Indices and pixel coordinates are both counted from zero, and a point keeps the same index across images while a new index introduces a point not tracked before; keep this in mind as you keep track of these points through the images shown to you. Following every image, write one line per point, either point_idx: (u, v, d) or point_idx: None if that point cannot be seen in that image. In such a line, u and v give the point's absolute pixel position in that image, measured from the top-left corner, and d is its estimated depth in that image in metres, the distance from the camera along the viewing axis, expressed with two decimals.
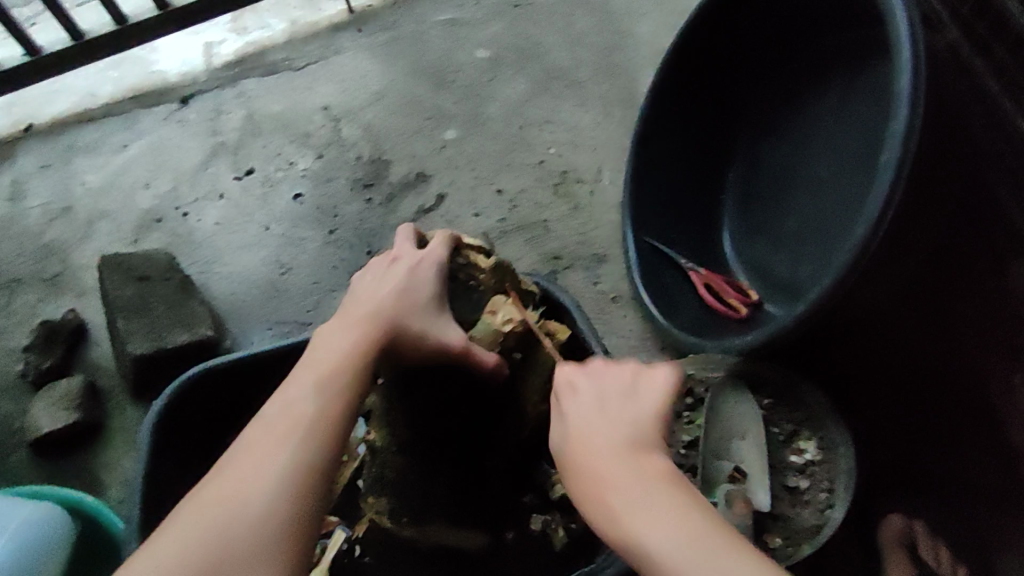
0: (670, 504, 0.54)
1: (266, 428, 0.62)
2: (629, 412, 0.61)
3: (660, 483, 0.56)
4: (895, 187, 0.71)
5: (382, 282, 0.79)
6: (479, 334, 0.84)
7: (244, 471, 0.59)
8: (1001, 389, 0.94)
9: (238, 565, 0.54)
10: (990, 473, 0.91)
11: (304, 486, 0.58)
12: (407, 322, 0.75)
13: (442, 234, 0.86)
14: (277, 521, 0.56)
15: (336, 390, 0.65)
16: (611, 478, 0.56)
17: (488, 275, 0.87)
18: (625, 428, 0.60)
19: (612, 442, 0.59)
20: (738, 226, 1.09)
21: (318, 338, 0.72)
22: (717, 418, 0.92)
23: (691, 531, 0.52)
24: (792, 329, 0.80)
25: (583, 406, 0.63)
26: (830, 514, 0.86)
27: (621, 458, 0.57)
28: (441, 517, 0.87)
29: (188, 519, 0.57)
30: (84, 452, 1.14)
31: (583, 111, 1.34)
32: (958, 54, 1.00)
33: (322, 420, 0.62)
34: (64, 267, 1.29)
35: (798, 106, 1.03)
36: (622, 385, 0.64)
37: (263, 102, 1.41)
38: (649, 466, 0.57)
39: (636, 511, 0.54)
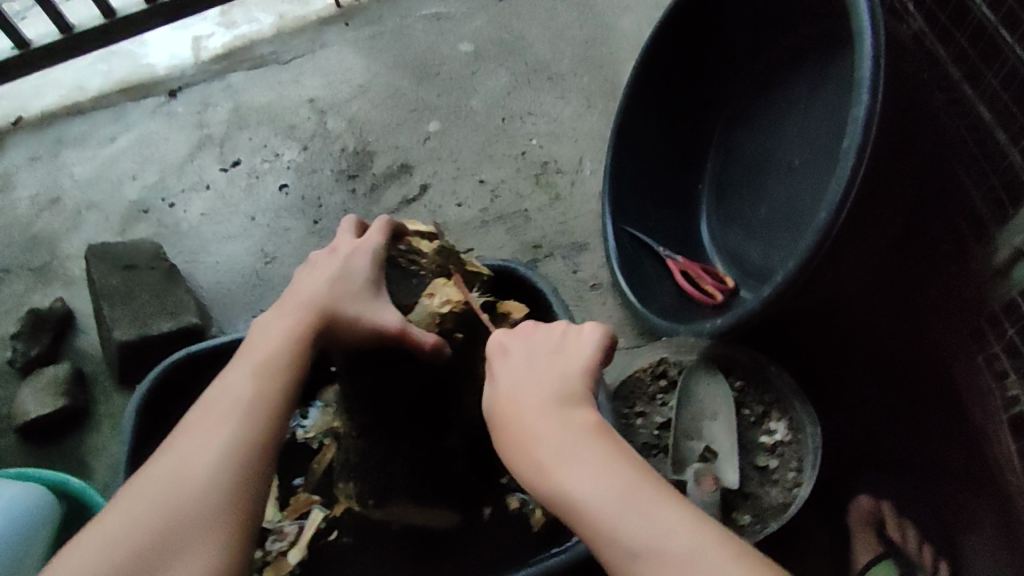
0: (615, 467, 0.57)
1: (207, 409, 0.64)
2: (559, 369, 0.66)
3: (594, 439, 0.59)
4: (857, 169, 0.73)
5: (317, 273, 0.79)
6: (417, 318, 0.83)
7: (185, 449, 0.61)
8: (964, 370, 0.94)
9: (179, 537, 0.57)
10: (950, 453, 0.93)
11: (241, 459, 0.61)
12: (340, 308, 0.75)
13: (380, 222, 0.85)
14: (214, 496, 0.59)
15: (274, 376, 0.67)
16: (546, 437, 0.60)
17: (431, 258, 0.87)
18: (557, 382, 0.65)
19: (541, 395, 0.64)
20: (715, 214, 1.11)
21: (254, 332, 0.73)
22: (687, 398, 0.94)
23: (636, 492, 0.55)
24: (758, 312, 0.82)
25: (514, 363, 0.67)
26: (796, 493, 0.87)
27: (553, 410, 0.62)
28: (403, 497, 0.87)
29: (130, 499, 0.59)
30: (71, 438, 1.15)
31: (565, 103, 1.36)
32: (924, 42, 1.00)
33: (260, 401, 0.65)
34: (52, 257, 1.30)
35: (772, 98, 1.05)
36: (553, 350, 0.68)
37: (249, 94, 1.42)
38: (579, 420, 0.61)
39: (579, 475, 0.57)
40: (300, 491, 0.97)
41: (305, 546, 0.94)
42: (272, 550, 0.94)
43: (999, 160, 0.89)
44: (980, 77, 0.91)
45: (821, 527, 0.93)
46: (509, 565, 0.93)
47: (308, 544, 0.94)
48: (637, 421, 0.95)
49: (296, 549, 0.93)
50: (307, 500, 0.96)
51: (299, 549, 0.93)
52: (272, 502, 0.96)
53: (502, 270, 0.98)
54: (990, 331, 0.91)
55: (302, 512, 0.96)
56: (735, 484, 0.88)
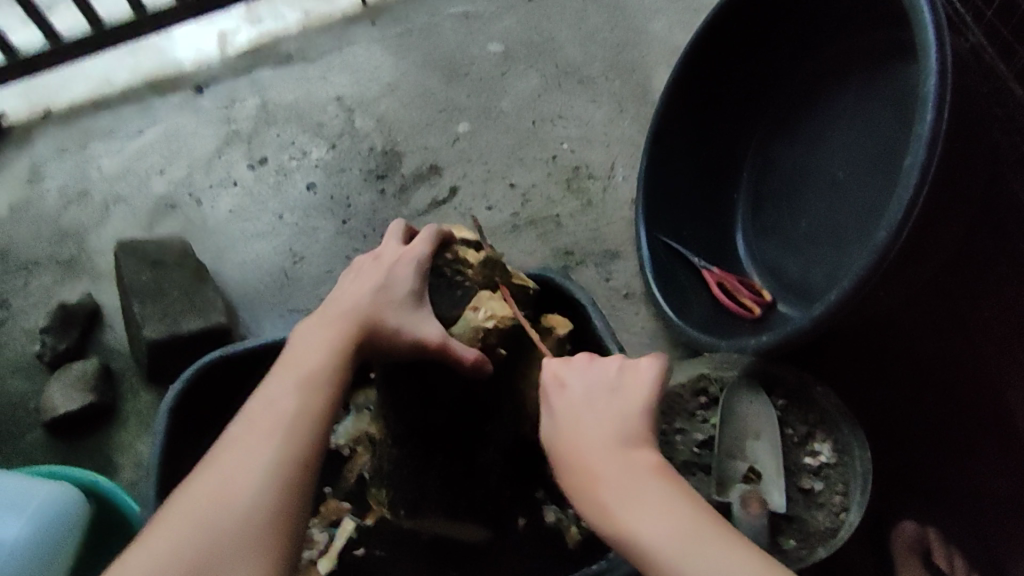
0: (680, 515, 0.55)
1: (249, 425, 0.63)
2: (615, 407, 0.63)
3: (655, 484, 0.57)
4: (916, 197, 0.71)
5: (360, 279, 0.78)
6: (459, 331, 0.80)
7: (223, 469, 0.60)
8: (1018, 397, 0.94)
9: (222, 561, 0.55)
10: (1002, 479, 0.92)
11: (282, 481, 0.59)
12: (382, 317, 0.74)
13: (425, 231, 0.82)
14: (256, 519, 0.57)
15: (315, 391, 0.66)
16: (610, 485, 0.58)
17: (478, 268, 0.84)
18: (615, 417, 0.62)
19: (602, 436, 0.61)
20: (750, 226, 1.09)
21: (293, 341, 0.72)
22: (729, 415, 0.92)
23: (694, 531, 0.54)
24: (807, 330, 0.80)
25: (572, 400, 0.65)
26: (846, 517, 0.86)
27: (615, 455, 0.60)
28: (438, 510, 0.86)
29: (172, 514, 0.58)
30: (99, 434, 1.15)
31: (595, 106, 1.34)
32: (983, 55, 0.96)
33: (300, 416, 0.63)
34: (80, 250, 1.30)
35: (817, 106, 1.03)
36: (609, 384, 0.65)
37: (276, 91, 1.41)
38: (640, 463, 0.59)
39: (645, 525, 0.55)
40: (330, 498, 0.96)
41: (336, 556, 0.92)
42: (303, 558, 0.93)
43: None
44: None
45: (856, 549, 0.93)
46: None
47: (338, 553, 0.92)
48: (677, 438, 0.93)
49: (326, 558, 0.92)
50: (337, 508, 0.95)
51: (329, 558, 0.92)
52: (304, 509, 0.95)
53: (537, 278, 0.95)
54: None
55: (332, 520, 0.95)
56: (783, 508, 0.86)
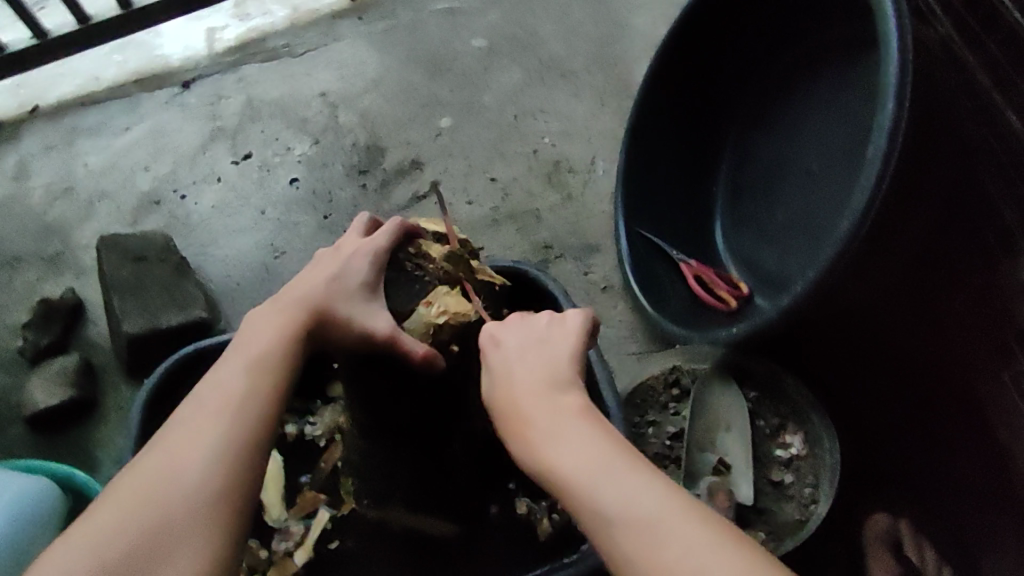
0: (598, 442, 0.56)
1: (199, 404, 0.63)
2: (545, 359, 0.64)
3: (575, 420, 0.58)
4: (877, 191, 0.70)
5: (317, 271, 0.78)
6: (412, 325, 0.78)
7: (169, 450, 0.59)
8: (987, 386, 0.93)
9: (172, 537, 0.55)
10: (973, 468, 0.92)
11: (230, 460, 0.60)
12: (335, 306, 0.74)
13: (388, 222, 0.82)
14: (205, 495, 0.57)
15: (266, 374, 0.66)
16: (535, 427, 0.59)
17: (439, 262, 0.82)
18: (545, 367, 0.63)
19: (531, 382, 0.62)
20: (726, 218, 1.09)
21: (246, 326, 0.72)
22: (700, 408, 0.94)
23: (605, 459, 0.55)
24: (775, 322, 0.80)
25: (505, 352, 0.66)
26: (814, 510, 0.87)
27: (543, 400, 0.61)
28: (401, 505, 0.87)
29: (114, 495, 0.57)
30: (78, 431, 1.14)
31: (578, 100, 1.34)
32: (952, 46, 0.98)
33: (250, 396, 0.64)
34: (63, 247, 1.29)
35: (793, 98, 1.03)
36: (541, 337, 0.66)
37: (260, 86, 1.41)
38: (564, 403, 0.60)
39: (561, 456, 0.56)
40: (307, 489, 0.96)
41: (311, 546, 0.92)
42: (278, 550, 0.92)
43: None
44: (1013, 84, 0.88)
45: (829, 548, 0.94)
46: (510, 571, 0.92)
47: (314, 545, 0.92)
48: (649, 430, 0.95)
49: (302, 549, 0.92)
50: (313, 500, 0.95)
51: (305, 549, 0.92)
52: (277, 501, 0.95)
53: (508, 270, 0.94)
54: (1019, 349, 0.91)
55: (308, 511, 0.95)
56: (750, 500, 0.88)
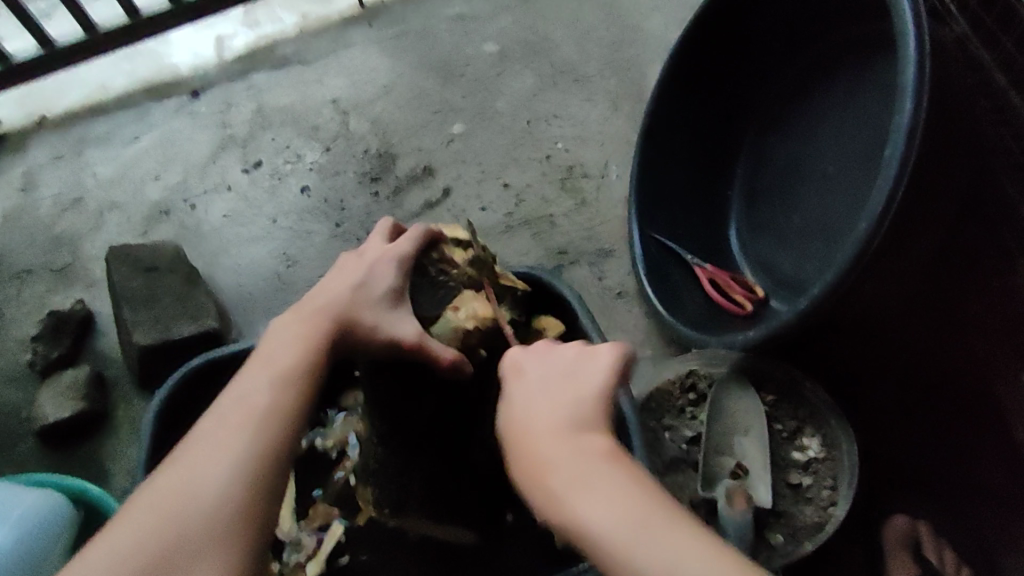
0: (628, 492, 0.54)
1: (219, 421, 0.63)
2: (571, 396, 0.63)
3: (604, 466, 0.56)
4: (894, 191, 0.70)
5: (339, 277, 0.79)
6: (440, 331, 0.81)
7: (193, 464, 0.60)
8: (1006, 389, 0.94)
9: (186, 557, 0.56)
10: (994, 469, 0.92)
11: (253, 474, 0.60)
12: (357, 314, 0.75)
13: (413, 230, 0.83)
14: (222, 516, 0.58)
15: (289, 387, 0.66)
16: (560, 471, 0.57)
17: (462, 269, 0.85)
18: (570, 405, 0.62)
19: (555, 423, 0.61)
20: (743, 222, 1.09)
21: (269, 335, 0.72)
22: (717, 412, 0.94)
23: (636, 512, 0.52)
24: (797, 324, 0.80)
25: (529, 389, 0.65)
26: (834, 511, 0.87)
27: (568, 442, 0.59)
28: (418, 512, 0.84)
29: (136, 508, 0.58)
30: (92, 441, 1.15)
31: (592, 104, 1.34)
32: (967, 47, 0.98)
33: (273, 411, 0.64)
34: (75, 258, 1.30)
35: (809, 102, 1.02)
36: (568, 374, 0.65)
37: (272, 95, 1.41)
38: (589, 445, 0.59)
39: (587, 503, 0.54)
40: (318, 501, 0.96)
41: (323, 560, 0.92)
42: (290, 562, 0.93)
43: None
44: None
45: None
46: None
47: (326, 558, 0.92)
48: (666, 435, 0.95)
49: (314, 562, 0.92)
50: (325, 513, 0.94)
51: (316, 562, 0.92)
52: (287, 513, 0.95)
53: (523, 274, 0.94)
54: None
55: (321, 522, 0.94)
56: (769, 504, 0.88)
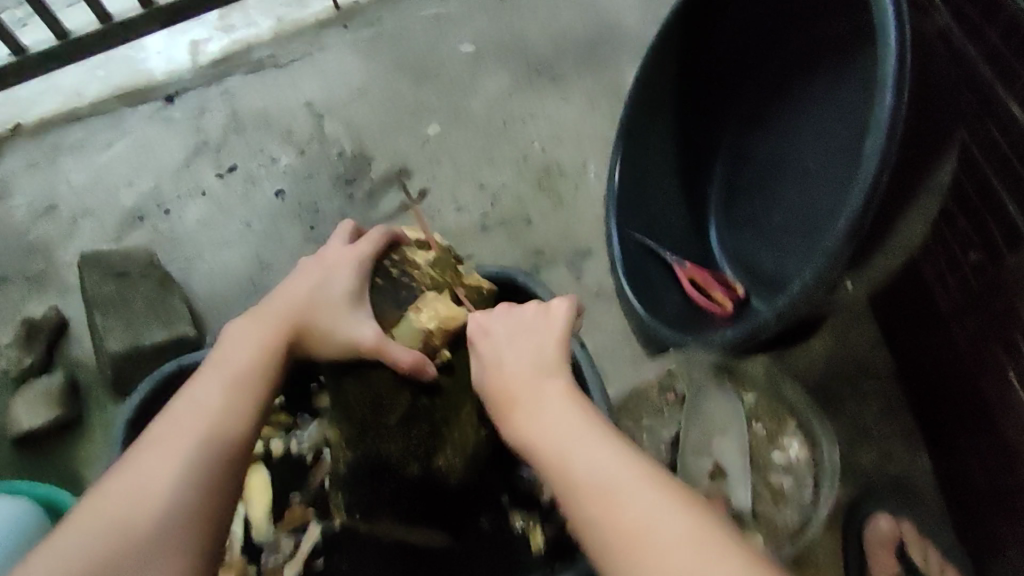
0: (570, 410, 0.59)
1: (171, 423, 0.61)
2: (533, 340, 0.67)
3: (555, 395, 0.60)
4: (879, 176, 0.68)
5: (300, 280, 0.76)
6: (402, 332, 0.78)
7: (148, 464, 0.58)
8: (987, 387, 0.88)
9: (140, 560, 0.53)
10: (978, 470, 0.89)
11: (212, 479, 0.58)
12: (315, 318, 0.73)
13: (374, 232, 0.81)
14: (174, 521, 0.55)
15: (246, 390, 0.65)
16: (517, 396, 0.62)
17: (424, 269, 0.82)
18: (533, 348, 0.66)
19: (514, 362, 0.65)
20: (723, 221, 1.08)
21: (225, 337, 0.70)
22: (694, 413, 0.92)
23: (579, 431, 0.56)
24: (774, 324, 0.78)
25: (494, 341, 0.68)
26: (815, 513, 0.87)
27: (525, 375, 0.63)
28: (390, 515, 0.84)
29: (87, 512, 0.55)
30: (63, 450, 1.11)
31: (566, 104, 1.32)
32: (950, 38, 0.89)
33: (230, 414, 0.62)
34: (47, 266, 1.26)
35: (788, 97, 1.01)
36: (527, 322, 0.69)
37: (245, 98, 1.38)
38: (547, 382, 0.62)
39: (537, 426, 0.58)
40: (296, 503, 0.93)
41: (300, 563, 0.90)
42: (266, 566, 0.91)
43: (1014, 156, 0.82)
44: (1009, 72, 0.80)
45: (829, 549, 0.93)
46: None
47: (304, 561, 0.90)
48: (644, 437, 0.94)
49: (291, 565, 0.90)
50: (302, 515, 0.92)
51: (294, 565, 0.90)
52: (263, 516, 0.92)
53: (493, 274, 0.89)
54: (1004, 352, 0.84)
55: (298, 525, 0.92)
56: (746, 506, 0.86)
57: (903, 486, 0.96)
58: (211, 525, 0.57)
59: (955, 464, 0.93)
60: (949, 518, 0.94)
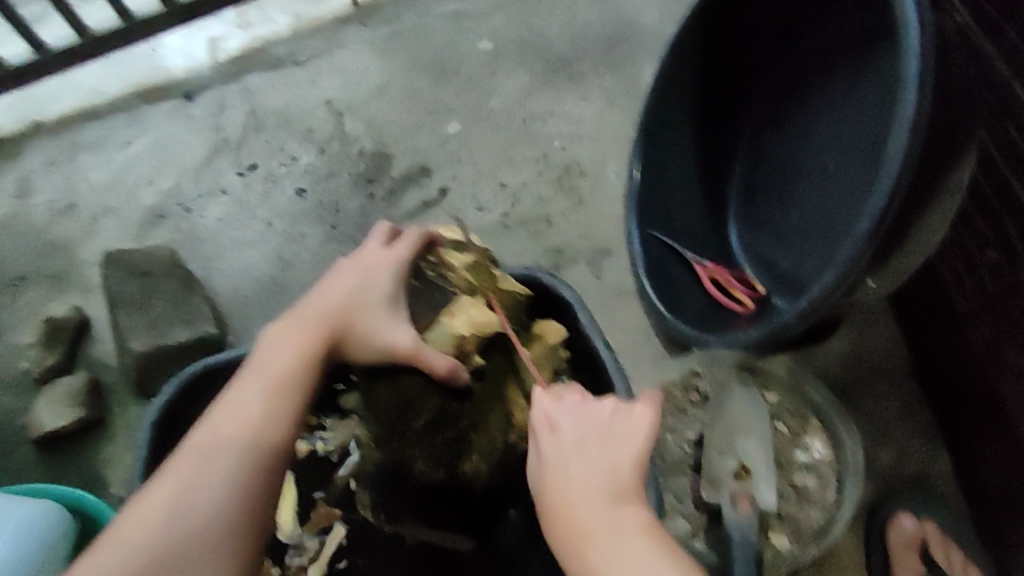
0: (654, 554, 0.56)
1: (212, 431, 0.63)
2: (607, 452, 0.62)
3: (638, 533, 0.57)
4: (898, 182, 0.68)
5: (338, 280, 0.76)
6: (436, 336, 0.80)
7: (191, 473, 0.60)
8: (1005, 386, 0.88)
9: (180, 570, 0.57)
10: (997, 468, 0.90)
11: (251, 489, 0.62)
12: (354, 322, 0.74)
13: (412, 234, 0.82)
14: (213, 534, 0.59)
15: (286, 396, 0.66)
16: (591, 525, 0.58)
17: (460, 271, 0.83)
18: (604, 460, 0.62)
19: (586, 479, 0.61)
20: (742, 220, 1.08)
21: (264, 337, 0.71)
22: (720, 412, 0.93)
23: None
24: (792, 325, 0.78)
25: (561, 443, 0.64)
26: (840, 512, 0.88)
27: (602, 501, 0.59)
28: (414, 518, 0.90)
29: (134, 520, 0.59)
30: (89, 449, 1.13)
31: (586, 102, 1.33)
32: (968, 36, 0.89)
33: (270, 422, 0.64)
34: (69, 265, 1.28)
35: (807, 97, 1.01)
36: (599, 425, 0.64)
37: (264, 97, 1.39)
38: (625, 513, 0.59)
39: (619, 569, 0.55)
40: (320, 503, 0.94)
41: (326, 563, 0.91)
42: (292, 565, 0.91)
43: None
44: None
45: (848, 547, 0.94)
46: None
47: (329, 560, 0.91)
48: (667, 436, 0.95)
49: (317, 565, 0.91)
50: (328, 514, 0.93)
51: (319, 565, 0.91)
52: (290, 516, 0.91)
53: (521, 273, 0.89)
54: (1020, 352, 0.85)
55: (322, 525, 0.93)
56: (771, 505, 0.85)
57: (921, 484, 0.97)
58: (249, 533, 0.61)
59: (974, 462, 0.94)
60: (967, 514, 0.95)
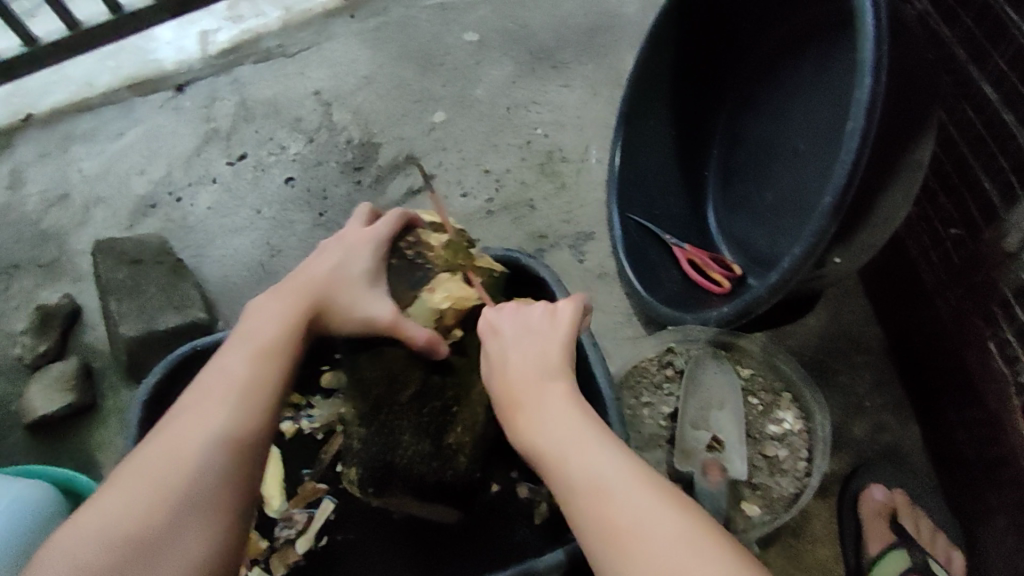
0: (573, 418, 0.61)
1: (201, 396, 0.65)
2: (538, 341, 0.68)
3: (562, 403, 0.63)
4: (859, 156, 0.70)
5: (318, 259, 0.80)
6: (416, 312, 0.82)
7: (180, 433, 0.62)
8: (974, 357, 0.90)
9: (169, 526, 0.58)
10: (967, 440, 0.92)
11: (240, 450, 0.63)
12: (333, 297, 0.77)
13: (391, 214, 0.84)
14: (205, 489, 0.60)
15: (271, 363, 0.69)
16: (522, 398, 0.64)
17: (439, 250, 0.85)
18: (536, 348, 0.67)
19: (519, 364, 0.67)
20: (720, 203, 1.11)
21: (249, 312, 0.74)
22: (694, 387, 0.96)
23: (581, 438, 0.59)
24: (763, 296, 0.81)
25: (502, 338, 0.70)
26: (809, 481, 0.91)
27: (533, 378, 0.65)
28: (403, 494, 0.88)
29: (125, 477, 0.60)
30: (80, 433, 1.15)
31: (570, 91, 1.35)
32: (929, 22, 0.93)
33: (255, 387, 0.66)
34: (60, 253, 1.29)
35: (776, 83, 1.04)
36: (534, 322, 0.70)
37: (254, 87, 1.41)
38: (551, 388, 0.64)
39: (547, 431, 0.61)
40: (307, 480, 0.96)
41: (314, 536, 0.94)
42: (280, 538, 0.93)
43: (993, 136, 0.85)
44: (985, 56, 0.84)
45: (824, 520, 0.97)
46: (508, 556, 0.91)
47: (316, 535, 0.94)
48: (644, 411, 0.97)
49: (304, 538, 0.93)
50: (314, 490, 0.95)
51: (307, 538, 0.93)
52: (276, 491, 0.95)
53: (496, 251, 0.92)
54: (994, 321, 0.87)
55: (310, 500, 0.95)
56: (742, 477, 0.89)
57: (895, 456, 0.99)
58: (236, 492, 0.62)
59: (943, 436, 0.96)
60: (939, 486, 0.98)
